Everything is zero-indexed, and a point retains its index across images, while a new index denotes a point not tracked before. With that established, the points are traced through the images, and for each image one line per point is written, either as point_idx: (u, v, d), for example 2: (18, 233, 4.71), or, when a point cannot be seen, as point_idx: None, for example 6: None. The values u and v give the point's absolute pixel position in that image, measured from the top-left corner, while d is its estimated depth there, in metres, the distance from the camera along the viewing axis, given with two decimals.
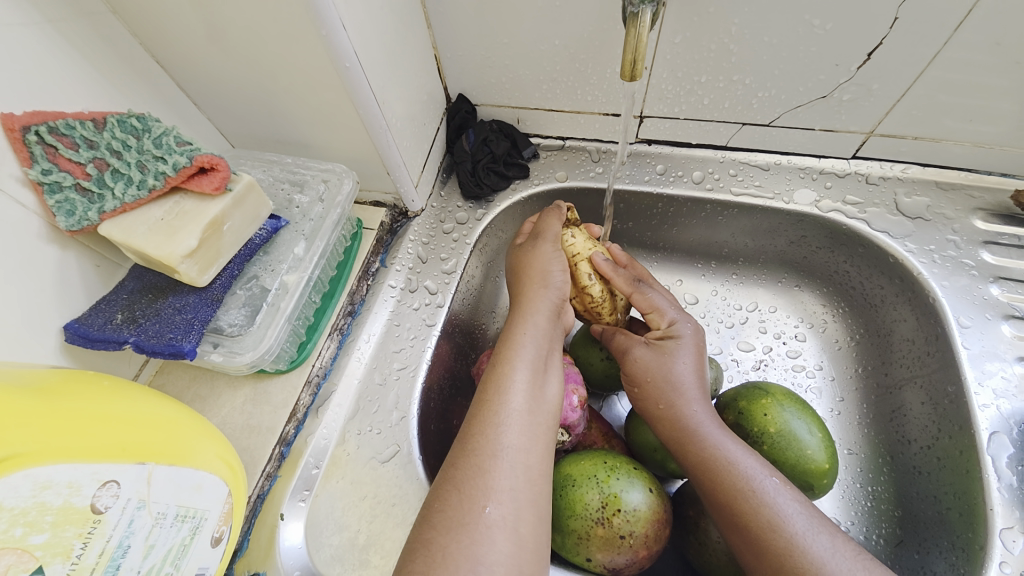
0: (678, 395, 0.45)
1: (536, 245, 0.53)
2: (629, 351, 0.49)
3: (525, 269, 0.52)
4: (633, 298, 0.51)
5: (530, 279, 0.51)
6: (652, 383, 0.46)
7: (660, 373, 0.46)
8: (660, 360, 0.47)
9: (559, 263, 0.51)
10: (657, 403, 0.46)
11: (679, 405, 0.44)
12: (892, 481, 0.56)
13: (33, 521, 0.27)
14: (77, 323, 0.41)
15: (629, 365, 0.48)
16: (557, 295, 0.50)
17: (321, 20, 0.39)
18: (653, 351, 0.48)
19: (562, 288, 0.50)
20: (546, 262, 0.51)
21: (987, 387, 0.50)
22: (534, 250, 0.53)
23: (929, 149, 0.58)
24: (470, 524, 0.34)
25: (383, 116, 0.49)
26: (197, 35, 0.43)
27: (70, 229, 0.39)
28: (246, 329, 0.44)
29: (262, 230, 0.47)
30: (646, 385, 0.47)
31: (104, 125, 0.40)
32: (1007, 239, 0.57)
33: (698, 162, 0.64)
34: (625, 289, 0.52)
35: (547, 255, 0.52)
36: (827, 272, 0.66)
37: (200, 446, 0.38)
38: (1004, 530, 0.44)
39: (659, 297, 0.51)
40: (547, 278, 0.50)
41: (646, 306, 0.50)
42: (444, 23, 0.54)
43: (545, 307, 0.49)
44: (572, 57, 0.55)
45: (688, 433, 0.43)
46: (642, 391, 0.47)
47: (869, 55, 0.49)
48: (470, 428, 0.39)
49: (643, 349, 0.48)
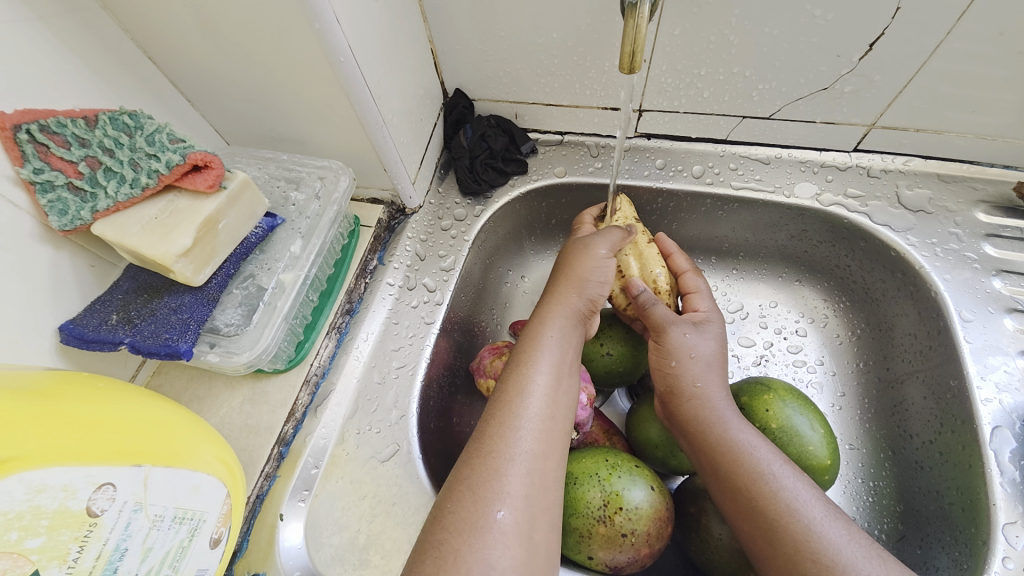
0: (709, 376, 0.46)
1: (584, 241, 0.52)
2: (674, 324, 0.48)
3: (567, 263, 0.51)
4: (683, 277, 0.56)
5: (564, 278, 0.50)
6: (694, 362, 0.46)
7: (703, 352, 0.47)
8: (698, 342, 0.48)
9: (599, 273, 0.50)
10: (692, 381, 0.45)
11: (710, 391, 0.45)
12: (894, 476, 0.56)
13: (28, 524, 0.27)
14: (71, 324, 0.40)
15: (674, 338, 0.47)
16: (591, 299, 0.49)
17: (316, 14, 0.38)
18: (695, 330, 0.48)
19: (596, 296, 0.49)
20: (586, 265, 0.50)
21: (989, 380, 0.50)
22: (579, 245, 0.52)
23: (931, 141, 0.57)
24: (482, 527, 0.33)
25: (379, 111, 0.48)
26: (188, 30, 0.43)
27: (64, 229, 0.38)
28: (243, 329, 0.44)
29: (258, 228, 0.46)
30: (683, 363, 0.46)
31: (95, 123, 0.39)
32: (1009, 232, 0.57)
33: (697, 157, 0.63)
34: (679, 267, 0.57)
35: (591, 258, 0.50)
36: (829, 266, 0.65)
37: (197, 448, 0.37)
38: (1007, 525, 0.44)
39: (704, 283, 0.55)
40: (583, 286, 0.49)
41: (691, 287, 0.55)
42: (440, 16, 0.53)
43: (576, 307, 0.48)
44: (571, 50, 0.54)
45: (712, 419, 0.43)
46: (680, 366, 0.46)
47: (871, 46, 0.49)
48: (485, 429, 0.39)
49: (689, 327, 0.48)
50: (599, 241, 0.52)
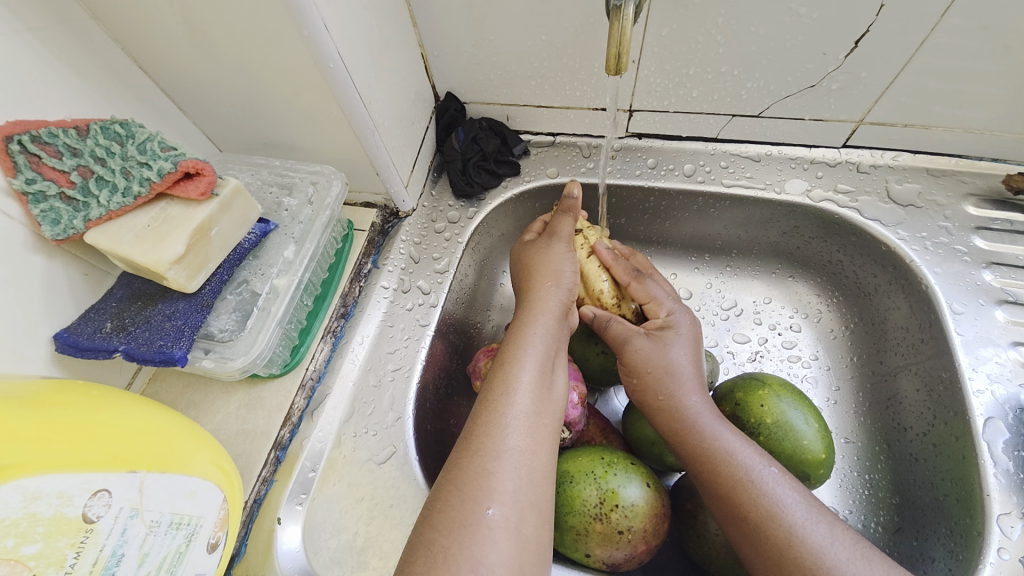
0: (677, 383, 0.45)
1: (546, 243, 0.54)
2: (626, 343, 0.48)
3: (532, 265, 0.52)
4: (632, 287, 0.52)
5: (536, 275, 0.51)
6: (653, 375, 0.46)
7: (663, 363, 0.46)
8: (658, 351, 0.46)
9: (569, 264, 0.51)
10: (656, 395, 0.45)
11: (677, 397, 0.44)
12: (889, 469, 0.56)
13: (24, 531, 0.27)
14: (67, 332, 0.41)
15: (630, 356, 0.47)
16: (568, 291, 0.50)
17: (304, 21, 0.39)
18: (653, 341, 0.47)
19: (572, 287, 0.50)
20: (555, 260, 0.51)
21: (982, 371, 0.51)
22: (546, 247, 0.53)
23: (920, 135, 0.58)
24: (472, 525, 0.34)
25: (371, 117, 0.49)
26: (178, 38, 0.43)
27: (56, 238, 0.38)
28: (237, 334, 0.44)
29: (251, 234, 0.46)
30: (643, 377, 0.46)
31: (87, 132, 0.40)
32: (999, 224, 0.57)
33: (689, 155, 0.64)
34: (623, 279, 0.53)
35: (558, 254, 0.52)
36: (821, 261, 0.66)
37: (193, 453, 0.38)
38: (1001, 515, 0.44)
39: (655, 286, 0.52)
40: (558, 275, 0.50)
41: (644, 296, 0.51)
42: (430, 21, 0.54)
43: (557, 302, 0.48)
44: (560, 52, 0.55)
45: (686, 427, 0.43)
46: (641, 382, 0.46)
47: (857, 43, 0.49)
48: (473, 429, 0.39)
49: (643, 340, 0.47)
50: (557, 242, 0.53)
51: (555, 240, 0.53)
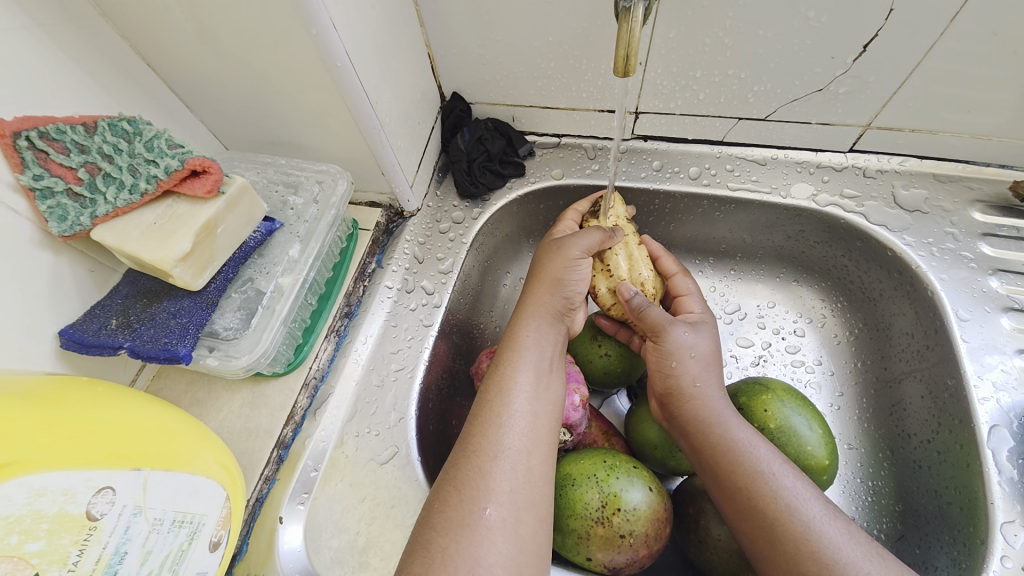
0: (704, 374, 0.45)
1: (562, 244, 0.50)
2: (672, 325, 0.47)
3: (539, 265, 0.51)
4: (674, 279, 0.55)
5: (539, 277, 0.49)
6: (693, 361, 0.46)
7: (702, 352, 0.47)
8: (694, 340, 0.47)
9: (577, 272, 0.49)
10: (690, 381, 0.45)
11: (704, 389, 0.45)
12: (892, 476, 0.56)
13: (28, 528, 0.27)
14: (71, 329, 0.41)
15: (675, 337, 0.47)
16: (567, 298, 0.48)
17: (312, 20, 0.39)
18: (691, 329, 0.48)
19: (574, 295, 0.49)
20: (561, 265, 0.49)
21: (986, 379, 0.50)
22: (558, 247, 0.50)
23: (927, 141, 0.58)
24: (469, 525, 0.34)
25: (377, 116, 0.49)
26: (186, 37, 0.43)
27: (63, 235, 0.38)
28: (241, 332, 0.44)
29: (256, 233, 0.46)
30: (682, 363, 0.46)
31: (95, 129, 0.40)
32: (1006, 231, 0.57)
33: (694, 158, 0.64)
34: (668, 270, 0.56)
35: (564, 258, 0.49)
36: (826, 266, 0.65)
37: (197, 451, 0.38)
38: (1005, 523, 0.44)
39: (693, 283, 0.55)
40: (560, 283, 0.48)
41: (682, 289, 0.54)
42: (437, 21, 0.54)
43: (553, 306, 0.48)
44: (566, 54, 0.55)
45: (709, 419, 0.43)
46: (680, 367, 0.46)
47: (865, 47, 0.49)
48: (471, 429, 0.39)
49: (684, 326, 0.48)
50: (576, 242, 0.49)
51: (569, 239, 0.50)
